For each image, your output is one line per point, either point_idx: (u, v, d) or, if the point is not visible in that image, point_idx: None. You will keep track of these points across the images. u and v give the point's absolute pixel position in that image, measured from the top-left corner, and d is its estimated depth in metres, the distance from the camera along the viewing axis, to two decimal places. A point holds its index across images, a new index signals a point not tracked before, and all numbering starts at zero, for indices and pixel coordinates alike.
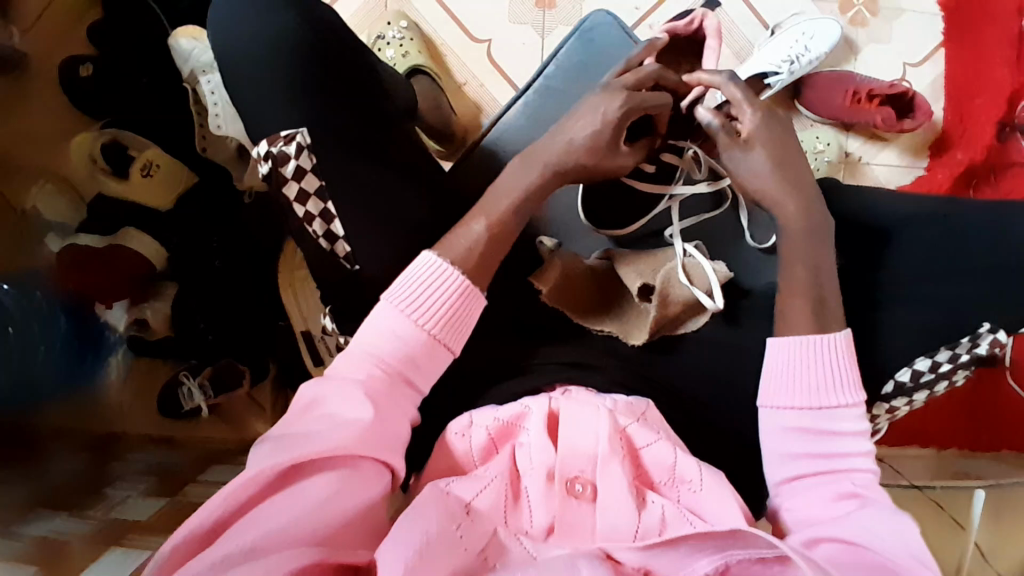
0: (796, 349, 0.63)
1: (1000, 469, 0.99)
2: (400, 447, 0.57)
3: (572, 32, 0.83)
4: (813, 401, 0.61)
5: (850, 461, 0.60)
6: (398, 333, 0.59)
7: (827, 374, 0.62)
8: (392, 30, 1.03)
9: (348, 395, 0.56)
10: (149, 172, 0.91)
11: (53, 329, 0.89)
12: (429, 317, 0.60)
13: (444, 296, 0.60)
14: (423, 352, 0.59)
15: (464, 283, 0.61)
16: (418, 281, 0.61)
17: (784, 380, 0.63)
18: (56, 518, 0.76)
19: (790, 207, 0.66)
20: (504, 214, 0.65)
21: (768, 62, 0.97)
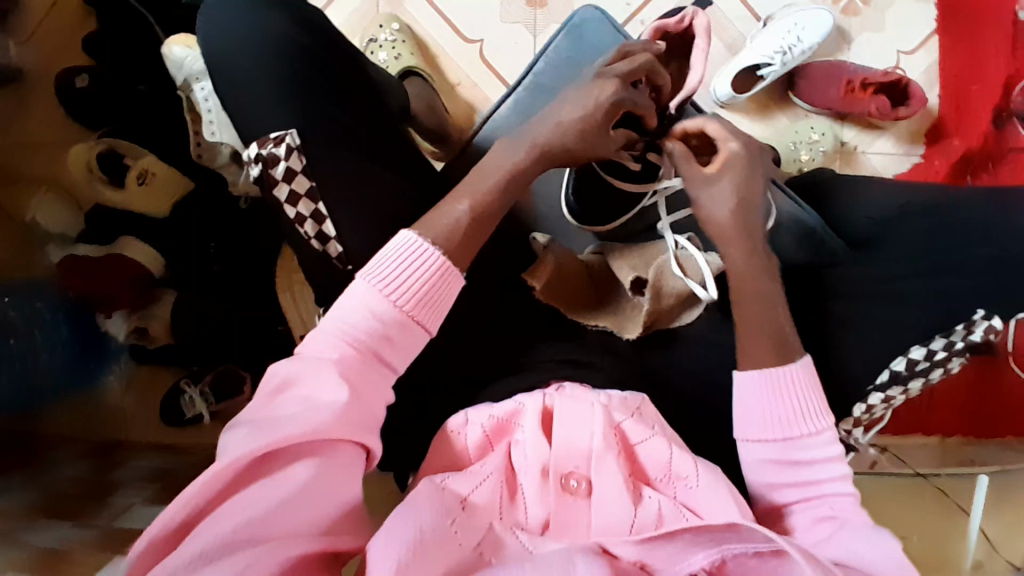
0: (763, 385, 0.60)
1: (1007, 456, 0.98)
2: (376, 427, 0.56)
3: (561, 28, 0.83)
4: (785, 433, 0.59)
5: (825, 488, 0.59)
6: (372, 310, 0.57)
7: (793, 410, 0.60)
8: (384, 33, 1.03)
9: (322, 376, 0.54)
10: (144, 181, 0.90)
11: (54, 334, 0.93)
12: (405, 295, 0.58)
13: (422, 273, 0.59)
14: (398, 329, 0.57)
15: (442, 261, 0.60)
16: (396, 257, 0.59)
17: (753, 412, 0.61)
18: (61, 527, 0.76)
19: (738, 253, 0.65)
20: (489, 200, 0.64)
21: (760, 54, 0.99)
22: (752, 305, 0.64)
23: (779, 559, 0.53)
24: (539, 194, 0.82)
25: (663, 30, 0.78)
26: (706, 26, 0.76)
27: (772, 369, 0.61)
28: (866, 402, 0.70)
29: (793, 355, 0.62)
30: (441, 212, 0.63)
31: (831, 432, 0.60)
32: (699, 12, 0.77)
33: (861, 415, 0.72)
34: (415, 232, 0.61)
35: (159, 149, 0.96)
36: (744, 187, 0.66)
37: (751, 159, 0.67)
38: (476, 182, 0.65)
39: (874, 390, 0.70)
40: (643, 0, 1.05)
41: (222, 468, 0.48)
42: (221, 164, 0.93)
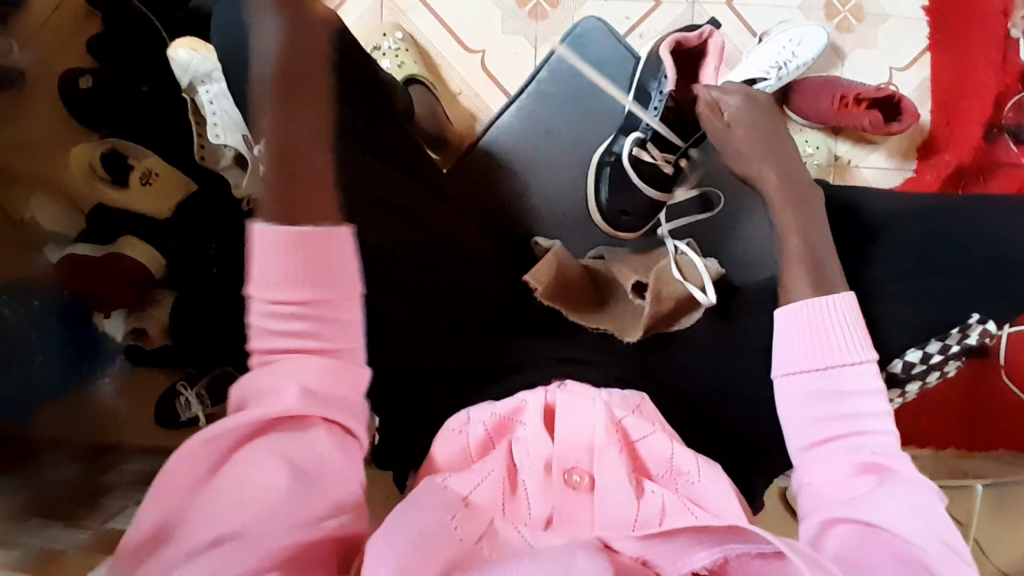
0: (802, 315, 0.64)
1: (999, 467, 0.99)
2: (353, 405, 0.57)
3: (564, 37, 0.88)
4: (820, 361, 0.62)
5: (867, 423, 0.60)
6: (282, 318, 0.56)
7: (833, 338, 0.62)
8: (388, 41, 1.05)
9: (265, 375, 0.55)
10: (148, 180, 0.93)
11: (48, 337, 0.90)
12: (279, 294, 0.56)
13: (280, 254, 0.56)
14: (315, 320, 0.57)
15: (281, 233, 0.57)
16: (271, 256, 0.56)
17: (795, 348, 0.63)
18: (53, 527, 0.76)
19: (771, 179, 0.72)
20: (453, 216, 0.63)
21: (756, 69, 0.98)
22: (790, 239, 0.68)
23: (782, 561, 0.52)
24: (543, 193, 0.86)
25: (682, 41, 0.78)
26: (721, 45, 0.78)
27: (808, 300, 0.64)
28: None
29: (833, 286, 0.65)
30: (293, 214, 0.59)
31: (873, 364, 0.61)
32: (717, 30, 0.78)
33: None
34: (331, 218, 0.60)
35: (162, 151, 0.97)
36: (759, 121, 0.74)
37: (755, 102, 0.75)
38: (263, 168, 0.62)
39: None
40: (642, 14, 1.07)
41: (200, 453, 0.51)
42: (222, 166, 0.93)
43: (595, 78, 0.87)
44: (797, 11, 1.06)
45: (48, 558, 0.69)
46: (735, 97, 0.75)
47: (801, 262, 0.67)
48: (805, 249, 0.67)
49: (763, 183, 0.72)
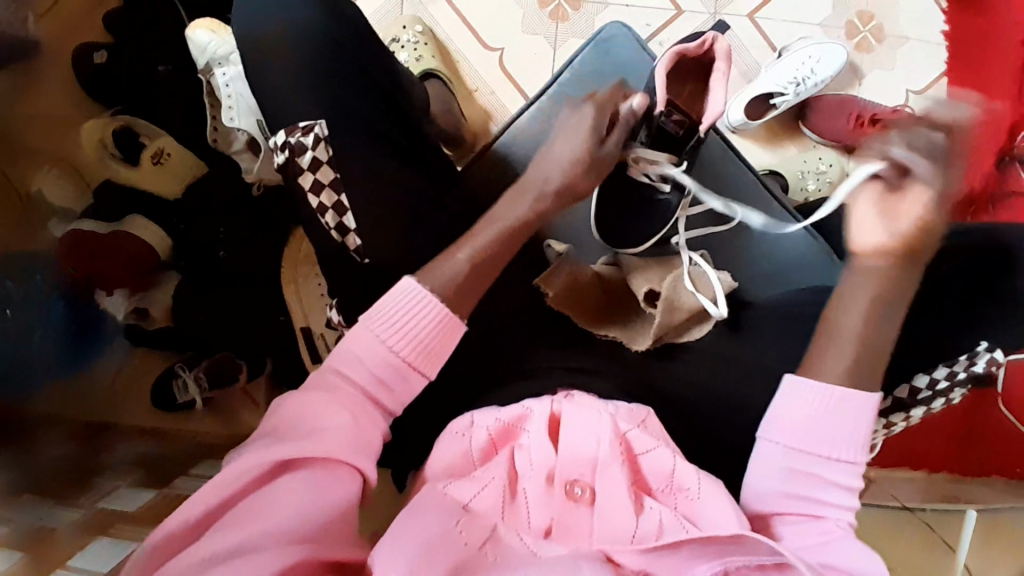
0: (826, 402, 0.62)
1: (992, 493, 0.99)
2: (373, 456, 0.57)
3: (589, 41, 0.86)
4: (818, 449, 0.61)
5: (837, 511, 0.61)
6: (374, 356, 0.59)
7: (843, 432, 0.62)
8: (407, 34, 1.05)
9: (323, 404, 0.57)
10: (160, 160, 0.92)
11: (49, 314, 0.90)
12: (405, 342, 0.60)
13: (419, 318, 0.61)
14: (394, 374, 0.60)
15: (442, 311, 0.61)
16: (399, 306, 0.61)
17: (793, 426, 0.62)
18: (43, 506, 0.75)
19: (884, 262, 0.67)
20: (488, 248, 0.66)
21: (774, 83, 1.01)
22: (846, 321, 0.66)
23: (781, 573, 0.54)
24: None
25: (682, 53, 0.77)
26: (724, 48, 0.75)
27: (843, 391, 0.62)
28: (865, 427, 0.72)
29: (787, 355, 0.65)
30: (439, 266, 0.64)
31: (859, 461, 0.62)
32: (718, 36, 0.76)
33: None
34: (421, 280, 0.63)
35: (174, 132, 0.96)
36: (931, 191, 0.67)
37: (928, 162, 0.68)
38: (466, 244, 0.66)
39: (878, 414, 0.72)
40: (663, 21, 1.07)
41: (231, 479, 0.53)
42: (235, 150, 0.93)
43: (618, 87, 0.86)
44: (818, 28, 1.07)
45: (40, 536, 0.69)
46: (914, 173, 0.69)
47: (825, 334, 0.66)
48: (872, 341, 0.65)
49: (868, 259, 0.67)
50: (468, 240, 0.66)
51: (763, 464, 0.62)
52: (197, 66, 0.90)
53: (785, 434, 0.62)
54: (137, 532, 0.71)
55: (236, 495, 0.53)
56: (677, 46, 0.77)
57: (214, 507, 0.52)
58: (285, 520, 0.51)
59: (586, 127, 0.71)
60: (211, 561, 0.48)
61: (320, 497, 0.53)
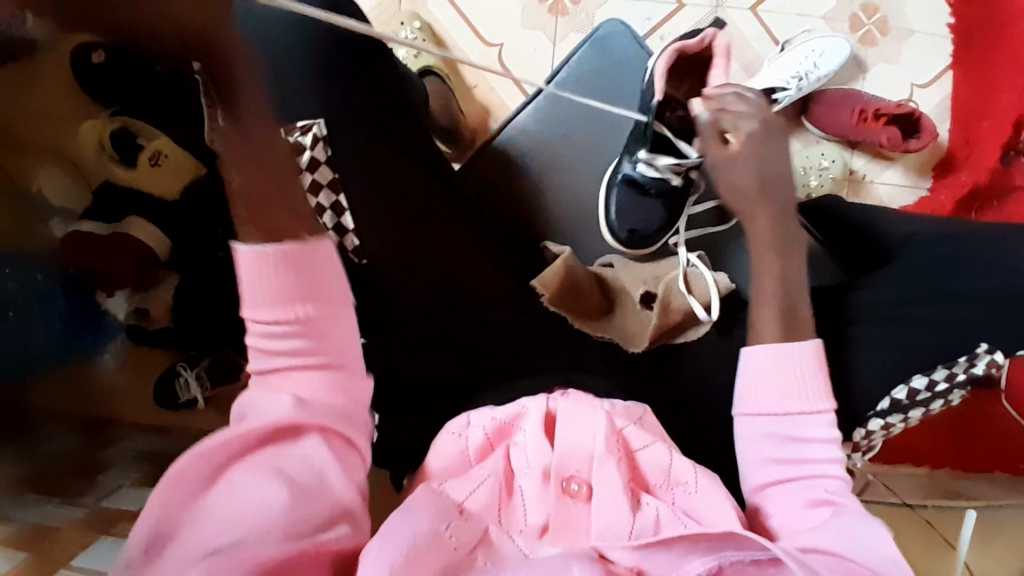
0: (765, 359, 0.64)
1: (994, 489, 0.99)
2: (360, 429, 0.61)
3: (587, 38, 0.86)
4: (781, 407, 0.62)
5: (820, 469, 0.60)
6: (258, 350, 0.60)
7: (796, 383, 0.63)
8: (405, 30, 1.05)
9: (265, 397, 0.58)
10: (157, 161, 0.93)
11: (52, 309, 0.91)
12: (258, 321, 0.59)
13: (260, 269, 0.59)
14: (275, 343, 0.59)
15: (270, 252, 0.58)
16: (255, 292, 0.60)
17: (760, 387, 0.64)
18: (45, 503, 0.76)
19: (760, 221, 0.70)
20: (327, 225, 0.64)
21: (777, 79, 0.98)
22: (764, 281, 0.68)
23: (777, 568, 0.54)
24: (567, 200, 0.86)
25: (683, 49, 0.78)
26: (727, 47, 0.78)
27: (771, 345, 0.64)
28: (862, 429, 0.69)
29: (802, 332, 0.65)
30: (326, 226, 0.64)
31: (830, 413, 0.62)
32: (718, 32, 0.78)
33: (860, 440, 0.71)
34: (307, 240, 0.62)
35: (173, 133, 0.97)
36: (761, 138, 0.71)
37: (767, 129, 0.72)
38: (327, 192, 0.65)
39: (871, 416, 0.68)
40: (663, 15, 1.07)
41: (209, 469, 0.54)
42: None
43: (617, 84, 0.86)
44: (821, 21, 1.07)
45: (43, 531, 0.70)
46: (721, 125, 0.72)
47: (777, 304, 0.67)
48: (783, 293, 0.67)
49: (751, 224, 0.70)
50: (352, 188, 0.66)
51: (743, 432, 0.64)
52: (192, 65, 0.90)
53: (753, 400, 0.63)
54: None
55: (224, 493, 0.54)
56: (678, 41, 0.77)
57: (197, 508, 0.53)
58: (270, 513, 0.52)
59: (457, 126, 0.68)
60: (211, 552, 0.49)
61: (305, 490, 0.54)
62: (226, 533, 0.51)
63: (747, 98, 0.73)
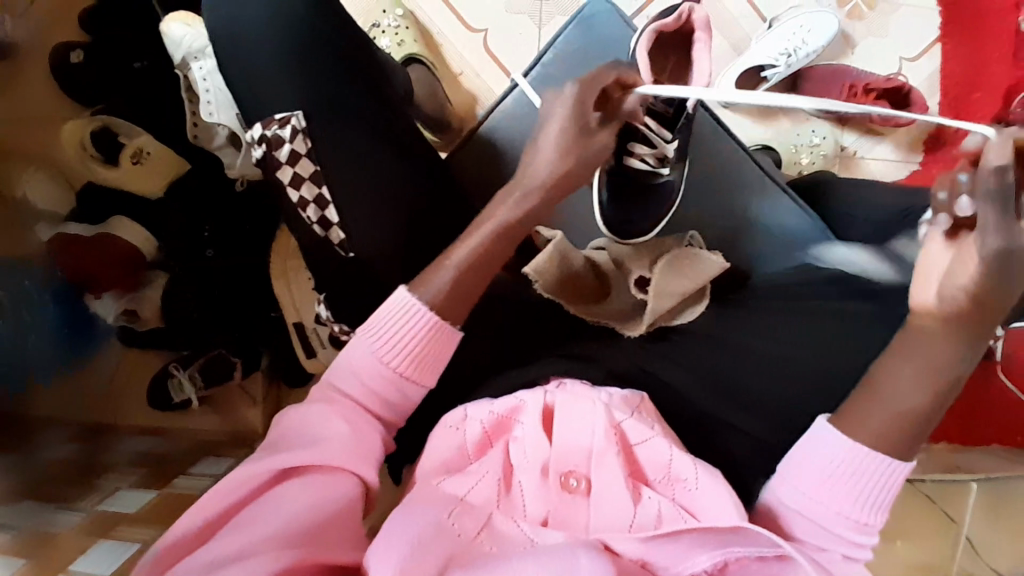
0: (844, 449, 0.56)
1: (993, 462, 1.00)
2: (375, 462, 0.57)
3: (573, 18, 0.85)
4: (845, 512, 0.55)
5: (855, 561, 0.55)
6: (370, 372, 0.59)
7: (868, 494, 0.55)
8: (388, 18, 1.04)
9: (321, 416, 0.57)
10: (140, 159, 0.91)
11: (42, 316, 0.87)
12: (397, 354, 0.60)
13: (418, 330, 0.60)
14: (388, 387, 0.60)
15: (432, 319, 0.60)
16: (388, 318, 0.60)
17: (831, 479, 0.56)
18: (44, 510, 0.75)
19: (941, 338, 0.57)
20: (481, 247, 0.63)
21: (766, 55, 1.01)
22: (919, 394, 0.56)
23: (782, 564, 0.53)
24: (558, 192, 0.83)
25: (660, 31, 0.76)
26: (705, 19, 0.76)
27: (857, 442, 0.56)
28: None
29: (904, 449, 0.56)
30: (432, 274, 0.62)
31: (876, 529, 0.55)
32: (695, 6, 0.76)
33: None
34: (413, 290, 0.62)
35: (155, 129, 0.96)
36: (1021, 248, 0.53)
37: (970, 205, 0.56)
38: (457, 247, 0.63)
39: None
40: None
41: (229, 485, 0.51)
42: (217, 146, 0.92)
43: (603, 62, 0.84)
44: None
45: (41, 539, 0.69)
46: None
47: (900, 410, 0.56)
48: (952, 376, 0.57)
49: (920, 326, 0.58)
50: (459, 244, 0.63)
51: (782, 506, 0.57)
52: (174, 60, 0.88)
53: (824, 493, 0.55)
54: (141, 532, 0.72)
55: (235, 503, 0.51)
56: (654, 21, 0.76)
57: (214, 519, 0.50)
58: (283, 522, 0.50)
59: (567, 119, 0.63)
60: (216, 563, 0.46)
61: (320, 505, 0.52)
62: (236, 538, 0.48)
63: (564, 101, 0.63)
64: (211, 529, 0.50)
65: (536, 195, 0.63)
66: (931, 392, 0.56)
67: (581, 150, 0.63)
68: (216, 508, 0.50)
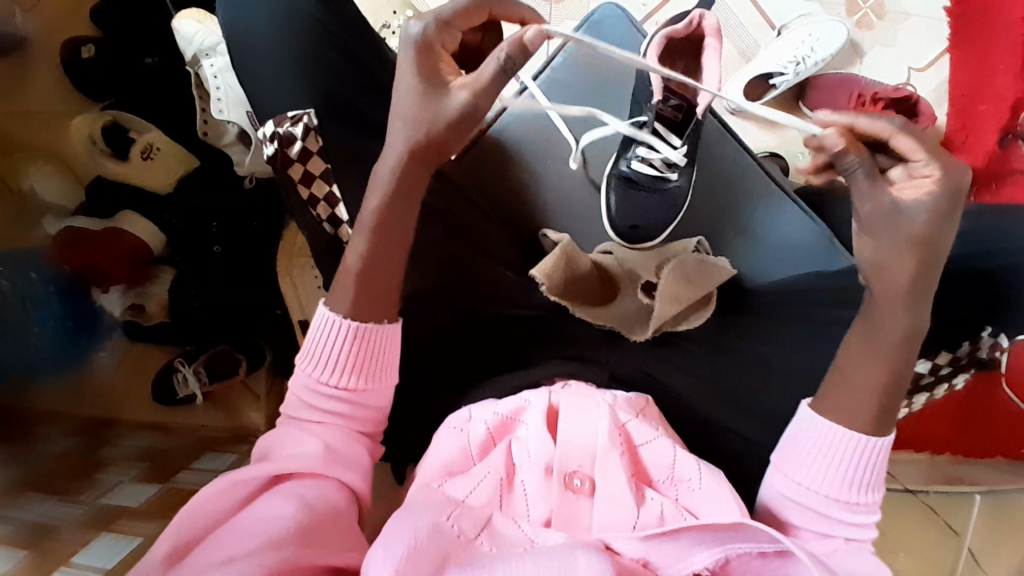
0: (822, 431, 0.58)
1: (996, 474, 1.00)
2: (360, 471, 0.60)
3: (581, 23, 0.86)
4: (833, 491, 0.57)
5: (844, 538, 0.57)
6: (315, 394, 0.60)
7: (849, 471, 0.57)
8: (398, 19, 1.04)
9: (288, 436, 0.59)
10: (150, 155, 0.92)
11: (47, 308, 0.89)
12: (334, 371, 0.60)
13: (340, 340, 0.59)
14: (342, 402, 0.60)
15: (352, 326, 0.59)
16: (315, 338, 0.60)
17: (812, 461, 0.58)
18: (46, 502, 0.75)
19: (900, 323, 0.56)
20: (377, 234, 0.59)
21: (774, 63, 1.03)
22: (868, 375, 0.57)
23: (783, 560, 0.54)
24: (567, 195, 0.82)
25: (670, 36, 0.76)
26: (716, 26, 0.76)
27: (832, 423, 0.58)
28: None
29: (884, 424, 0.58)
30: (343, 281, 0.61)
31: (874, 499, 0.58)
32: (706, 13, 0.76)
33: None
34: (333, 303, 0.61)
35: (164, 126, 0.96)
36: (932, 212, 0.52)
37: (940, 211, 0.52)
38: (351, 251, 0.61)
39: None
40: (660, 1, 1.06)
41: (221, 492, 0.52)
42: (226, 142, 0.92)
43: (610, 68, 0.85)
44: (818, 5, 1.06)
45: (44, 532, 0.69)
46: (928, 177, 0.52)
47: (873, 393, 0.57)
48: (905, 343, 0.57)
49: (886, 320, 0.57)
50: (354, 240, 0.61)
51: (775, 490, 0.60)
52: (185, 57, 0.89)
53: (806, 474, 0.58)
54: (143, 527, 0.72)
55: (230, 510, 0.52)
56: (665, 28, 0.76)
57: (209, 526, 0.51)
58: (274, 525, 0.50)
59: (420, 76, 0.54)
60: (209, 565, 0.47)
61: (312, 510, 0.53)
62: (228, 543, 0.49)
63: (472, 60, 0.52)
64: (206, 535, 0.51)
65: (388, 190, 0.58)
66: (888, 372, 0.57)
67: (428, 110, 0.54)
68: (212, 517, 0.52)
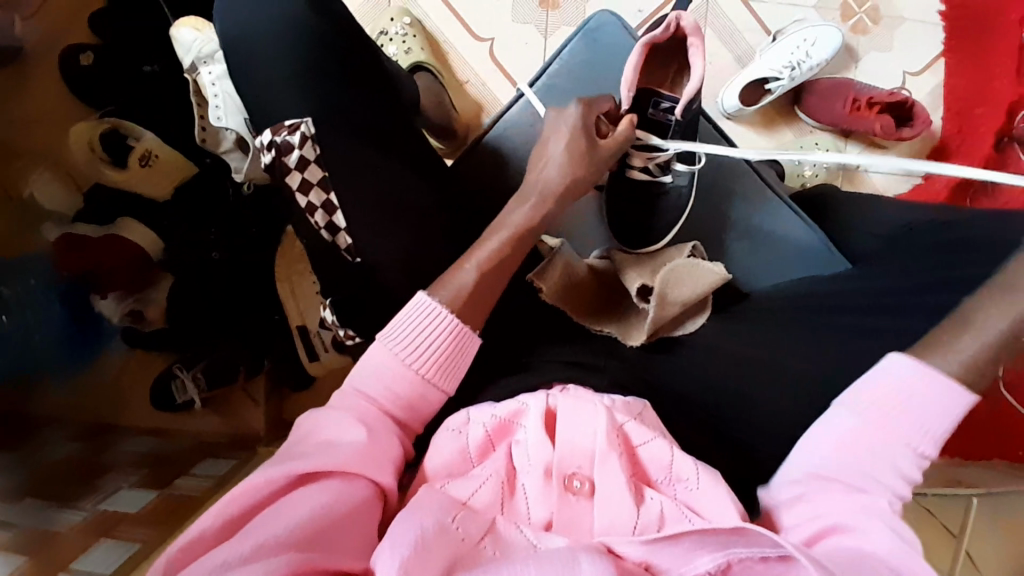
0: (917, 378, 0.56)
1: (995, 477, 1.02)
2: (390, 467, 0.57)
3: (576, 31, 0.86)
4: (894, 436, 0.55)
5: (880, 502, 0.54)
6: (392, 376, 0.60)
7: (911, 425, 0.55)
8: (395, 26, 1.05)
9: (343, 420, 0.57)
10: (148, 162, 0.91)
11: (51, 316, 0.89)
12: (422, 359, 0.61)
13: (439, 335, 0.62)
14: (412, 392, 0.60)
15: (455, 323, 0.62)
16: (411, 321, 0.62)
17: (885, 401, 0.56)
18: (45, 508, 0.75)
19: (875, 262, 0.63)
20: (493, 252, 0.67)
21: (769, 68, 1.03)
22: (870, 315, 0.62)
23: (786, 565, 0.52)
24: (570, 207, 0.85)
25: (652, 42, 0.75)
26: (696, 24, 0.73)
27: (934, 371, 0.56)
28: None
29: None
30: (450, 278, 0.65)
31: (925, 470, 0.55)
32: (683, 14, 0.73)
33: None
34: (433, 293, 0.64)
35: (164, 133, 0.96)
36: None
37: None
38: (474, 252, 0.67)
39: None
40: (654, 9, 1.10)
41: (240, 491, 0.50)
42: (224, 150, 0.93)
43: (603, 76, 0.86)
44: (813, 10, 1.08)
45: (43, 538, 0.69)
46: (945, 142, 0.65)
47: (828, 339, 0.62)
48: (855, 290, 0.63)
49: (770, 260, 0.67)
50: (475, 250, 0.67)
51: (832, 431, 0.57)
52: (184, 65, 0.89)
53: (876, 408, 0.56)
54: (138, 535, 0.72)
55: (249, 509, 0.50)
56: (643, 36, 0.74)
57: (228, 522, 0.49)
58: (291, 523, 0.48)
59: (573, 123, 0.71)
60: (227, 565, 0.45)
61: (331, 507, 0.50)
62: (246, 541, 0.46)
63: (560, 117, 0.73)
64: (223, 538, 0.48)
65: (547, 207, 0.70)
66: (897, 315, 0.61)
67: (575, 153, 0.71)
68: (230, 516, 0.49)
